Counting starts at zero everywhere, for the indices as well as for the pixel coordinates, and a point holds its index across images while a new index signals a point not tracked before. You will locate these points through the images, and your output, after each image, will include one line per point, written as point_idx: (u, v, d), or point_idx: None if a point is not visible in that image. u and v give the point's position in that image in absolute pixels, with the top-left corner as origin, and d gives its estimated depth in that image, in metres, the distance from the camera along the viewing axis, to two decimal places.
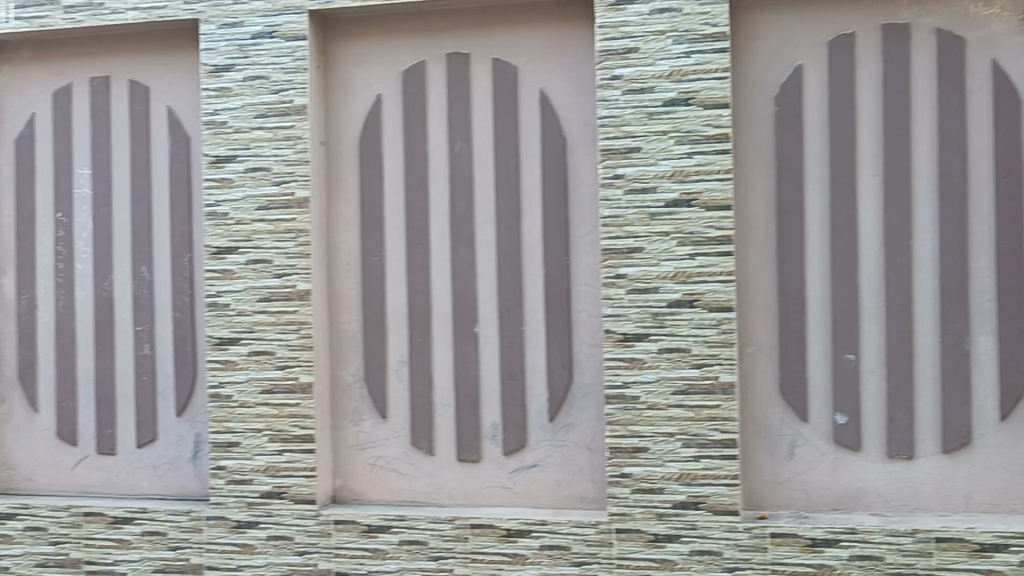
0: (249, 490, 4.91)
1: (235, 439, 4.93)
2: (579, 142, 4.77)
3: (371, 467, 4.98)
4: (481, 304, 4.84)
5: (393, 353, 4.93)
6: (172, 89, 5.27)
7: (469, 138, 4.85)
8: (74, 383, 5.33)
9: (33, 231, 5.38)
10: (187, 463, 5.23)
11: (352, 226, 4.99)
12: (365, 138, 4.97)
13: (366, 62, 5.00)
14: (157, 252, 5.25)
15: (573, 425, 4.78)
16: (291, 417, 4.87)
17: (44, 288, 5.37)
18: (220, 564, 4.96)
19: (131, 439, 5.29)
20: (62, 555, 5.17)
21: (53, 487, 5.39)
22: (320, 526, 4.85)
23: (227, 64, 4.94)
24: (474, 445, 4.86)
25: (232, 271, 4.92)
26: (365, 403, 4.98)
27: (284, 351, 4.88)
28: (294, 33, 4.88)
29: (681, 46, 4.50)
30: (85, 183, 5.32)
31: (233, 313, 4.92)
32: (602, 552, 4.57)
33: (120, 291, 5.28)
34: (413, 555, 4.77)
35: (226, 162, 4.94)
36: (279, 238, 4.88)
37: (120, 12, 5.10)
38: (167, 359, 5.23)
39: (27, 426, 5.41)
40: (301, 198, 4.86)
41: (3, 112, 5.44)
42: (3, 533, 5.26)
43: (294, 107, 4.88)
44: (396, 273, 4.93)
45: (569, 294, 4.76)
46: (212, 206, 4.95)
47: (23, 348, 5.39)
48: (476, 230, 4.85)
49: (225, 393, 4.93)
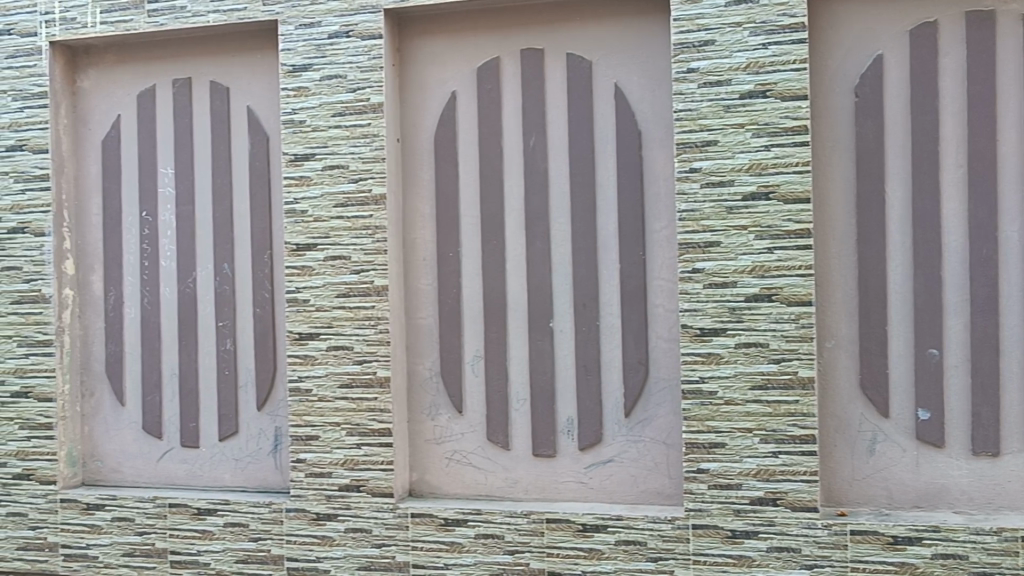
0: (328, 483, 4.99)
1: (314, 432, 5.01)
2: (654, 136, 4.76)
3: (448, 461, 5.02)
4: (556, 299, 4.85)
5: (468, 348, 4.97)
6: (251, 90, 5.38)
7: (544, 133, 4.86)
8: (158, 377, 5.47)
9: (119, 230, 5.54)
10: (268, 455, 5.33)
11: (427, 222, 5.04)
12: (439, 135, 5.02)
13: (440, 59, 5.04)
14: (238, 249, 5.36)
15: (649, 419, 4.76)
16: (369, 411, 4.94)
17: (130, 285, 5.52)
18: (299, 556, 5.04)
19: (214, 433, 5.41)
20: (147, 545, 5.31)
21: (139, 479, 5.54)
22: (398, 518, 4.90)
23: (304, 64, 5.02)
24: (549, 440, 4.87)
25: (310, 267, 5.01)
26: (441, 398, 5.02)
27: (362, 346, 4.95)
28: (370, 33, 4.95)
29: (758, 38, 4.45)
30: (168, 182, 5.46)
31: (312, 308, 5.00)
32: (679, 547, 4.55)
33: (203, 288, 5.40)
34: (489, 549, 4.79)
35: (304, 161, 5.02)
36: (357, 235, 4.95)
37: (201, 15, 5.22)
38: (248, 354, 5.34)
39: (115, 419, 5.58)
40: (378, 195, 4.92)
41: (91, 115, 5.62)
42: (91, 524, 5.41)
43: (371, 105, 4.94)
44: (471, 268, 4.97)
45: (645, 290, 4.75)
46: (291, 204, 5.04)
47: (110, 343, 5.55)
48: (551, 225, 4.86)
49: (305, 387, 5.02)
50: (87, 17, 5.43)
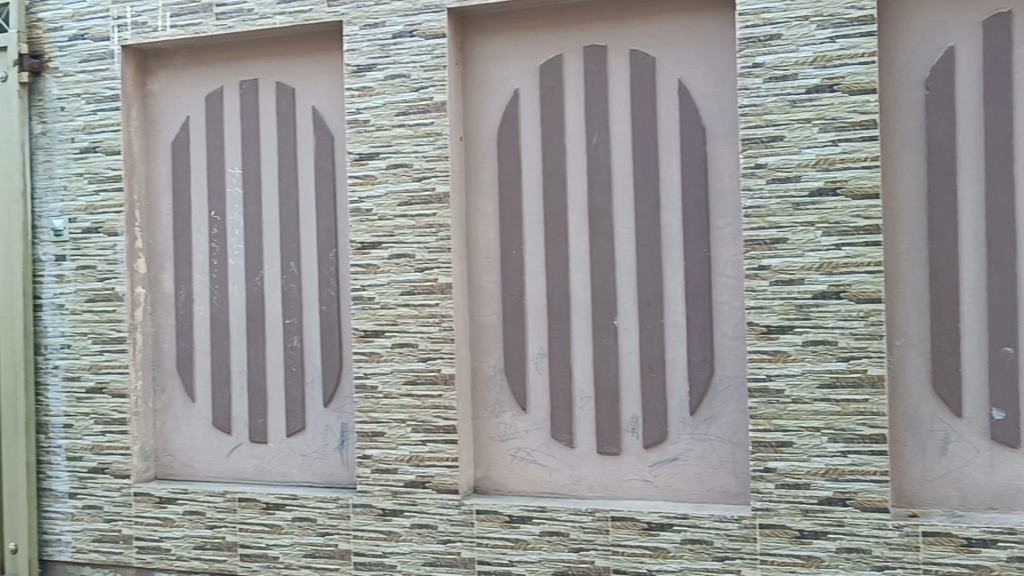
0: (394, 479, 5.04)
1: (380, 429, 5.06)
2: (719, 132, 4.71)
3: (512, 459, 5.04)
4: (620, 296, 4.84)
5: (532, 346, 4.98)
6: (317, 90, 5.44)
7: (607, 130, 4.85)
8: (228, 373, 5.57)
9: (188, 229, 5.65)
10: (334, 451, 5.39)
11: (491, 220, 5.05)
12: (503, 133, 5.02)
13: (503, 58, 5.05)
14: (304, 247, 5.42)
15: (715, 417, 4.72)
16: (434, 408, 4.97)
17: (200, 283, 5.63)
18: (366, 550, 5.10)
19: (282, 428, 5.49)
20: (218, 538, 5.41)
21: (209, 473, 5.65)
22: (463, 515, 4.93)
23: (369, 64, 5.07)
24: (614, 437, 4.86)
25: (375, 266, 5.05)
26: (506, 395, 5.04)
27: (427, 344, 4.98)
28: (434, 32, 4.97)
29: (826, 31, 4.38)
30: (236, 182, 5.55)
31: (377, 306, 5.05)
32: (746, 547, 4.51)
33: (270, 285, 5.48)
34: (554, 546, 4.79)
35: (369, 160, 5.07)
36: (421, 233, 4.98)
37: (268, 17, 5.30)
38: (314, 351, 5.41)
39: (187, 415, 5.69)
40: (441, 194, 4.95)
41: (161, 117, 5.73)
42: (164, 517, 5.52)
43: (434, 104, 4.96)
44: (535, 266, 4.97)
45: (710, 287, 4.71)
46: (356, 203, 5.10)
47: (181, 340, 5.67)
48: (615, 222, 4.84)
49: (371, 384, 5.07)
50: (157, 22, 5.53)
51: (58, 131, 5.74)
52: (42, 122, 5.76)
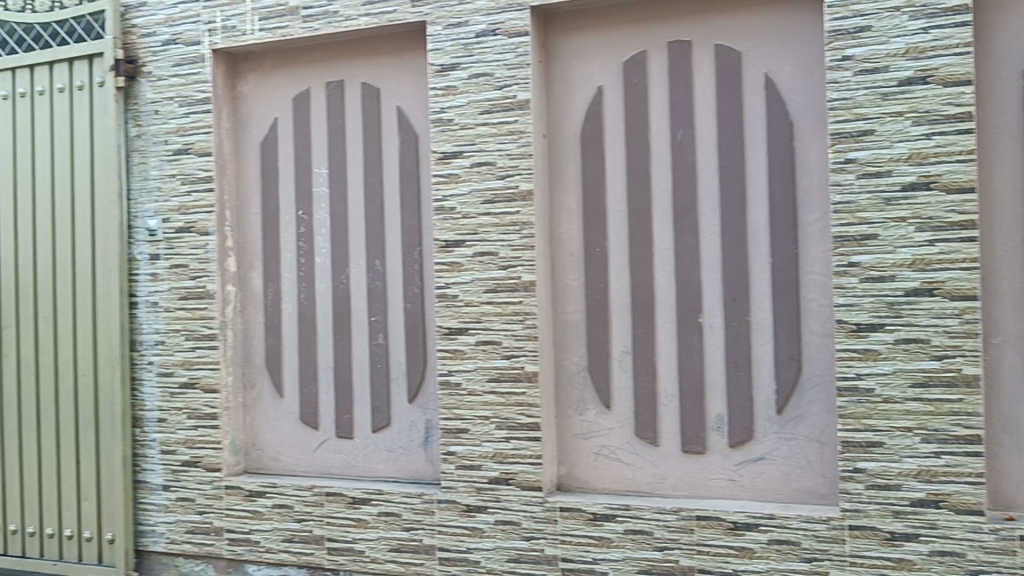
0: (478, 475, 5.07)
1: (464, 425, 5.10)
2: (806, 126, 4.64)
3: (596, 457, 5.03)
4: (705, 294, 4.80)
5: (617, 344, 4.96)
6: (401, 90, 5.50)
7: (692, 126, 4.81)
8: (315, 369, 5.67)
9: (277, 229, 5.77)
10: (419, 447, 5.45)
11: (574, 217, 5.05)
12: (586, 131, 5.02)
13: (587, 55, 5.04)
14: (389, 245, 5.49)
15: (803, 417, 4.65)
16: (518, 405, 4.98)
17: (288, 280, 5.74)
18: (451, 546, 5.14)
19: (368, 424, 5.57)
20: (305, 532, 5.51)
21: (297, 468, 5.75)
22: (547, 512, 4.94)
23: (452, 63, 5.11)
24: (699, 436, 4.82)
25: (459, 264, 5.09)
26: (589, 393, 5.03)
27: (510, 341, 4.99)
28: (517, 30, 4.99)
29: (918, 22, 4.28)
30: (323, 181, 5.65)
31: (461, 304, 5.09)
32: (835, 549, 4.43)
33: (356, 283, 5.56)
34: (638, 545, 4.77)
35: (453, 159, 5.11)
36: (505, 231, 5.00)
37: (353, 19, 5.38)
38: (399, 348, 5.48)
39: (275, 411, 5.81)
40: (525, 191, 4.96)
41: (250, 119, 5.86)
42: (253, 510, 5.64)
43: (518, 102, 4.98)
44: (620, 263, 4.95)
45: (798, 284, 4.64)
46: (440, 201, 5.14)
47: (270, 336, 5.79)
48: (700, 219, 4.80)
49: (455, 380, 5.11)
50: (247, 25, 5.65)
51: (152, 133, 5.90)
52: (137, 125, 5.94)
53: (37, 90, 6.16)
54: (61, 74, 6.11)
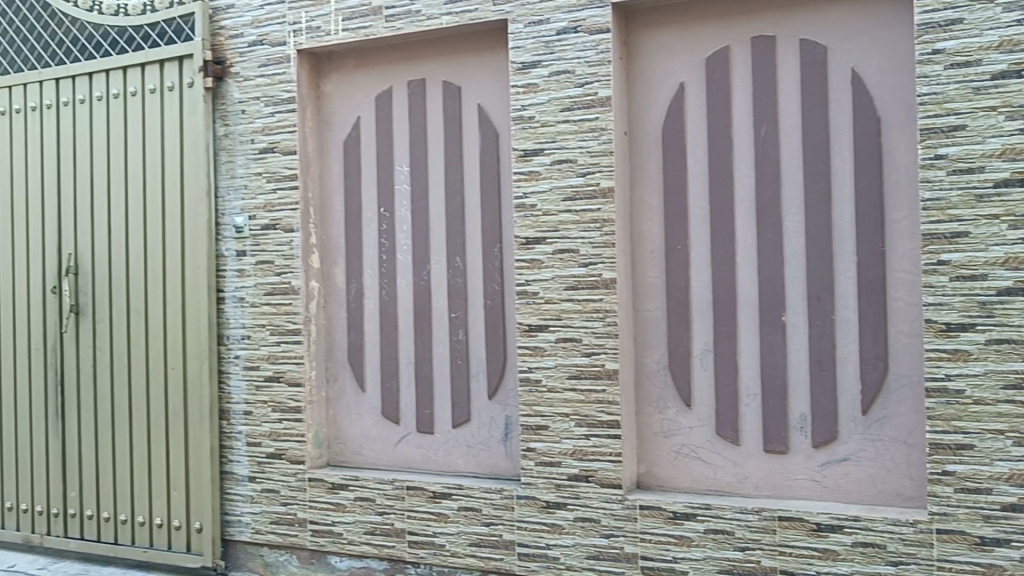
0: (558, 472, 5.09)
1: (544, 422, 5.12)
2: (894, 121, 4.54)
3: (676, 455, 5.01)
4: (788, 292, 4.74)
5: (698, 341, 4.94)
6: (482, 88, 5.53)
7: (776, 123, 4.76)
8: (396, 364, 5.74)
9: (359, 225, 5.85)
10: (499, 443, 5.48)
11: (655, 214, 5.04)
12: (668, 127, 5.00)
13: (670, 51, 5.02)
14: (470, 242, 5.53)
15: (889, 417, 4.56)
16: (598, 403, 4.98)
17: (370, 277, 5.82)
18: (530, 542, 5.16)
19: (448, 420, 5.62)
20: (387, 525, 5.59)
21: (379, 462, 5.84)
22: (626, 510, 4.93)
23: (533, 61, 5.12)
24: (781, 436, 4.77)
25: (539, 261, 5.11)
26: (670, 391, 5.02)
27: (591, 339, 4.99)
28: (598, 27, 4.98)
29: (1013, 14, 4.17)
30: (404, 179, 5.71)
31: (541, 301, 5.10)
32: (922, 552, 4.35)
33: (437, 280, 5.62)
34: (719, 544, 4.73)
35: (533, 156, 5.12)
36: (586, 228, 5.00)
37: (436, 18, 5.43)
38: (479, 345, 5.52)
39: (358, 405, 5.90)
40: (606, 188, 4.95)
41: (334, 118, 5.96)
42: (336, 502, 5.74)
43: (599, 99, 4.97)
44: (701, 261, 4.92)
45: (884, 282, 4.55)
46: (521, 199, 5.16)
47: (352, 331, 5.88)
48: (783, 216, 4.75)
49: (535, 377, 5.13)
50: (331, 25, 5.74)
51: (239, 133, 6.04)
52: (225, 124, 6.08)
53: (129, 91, 6.35)
54: (153, 75, 6.28)
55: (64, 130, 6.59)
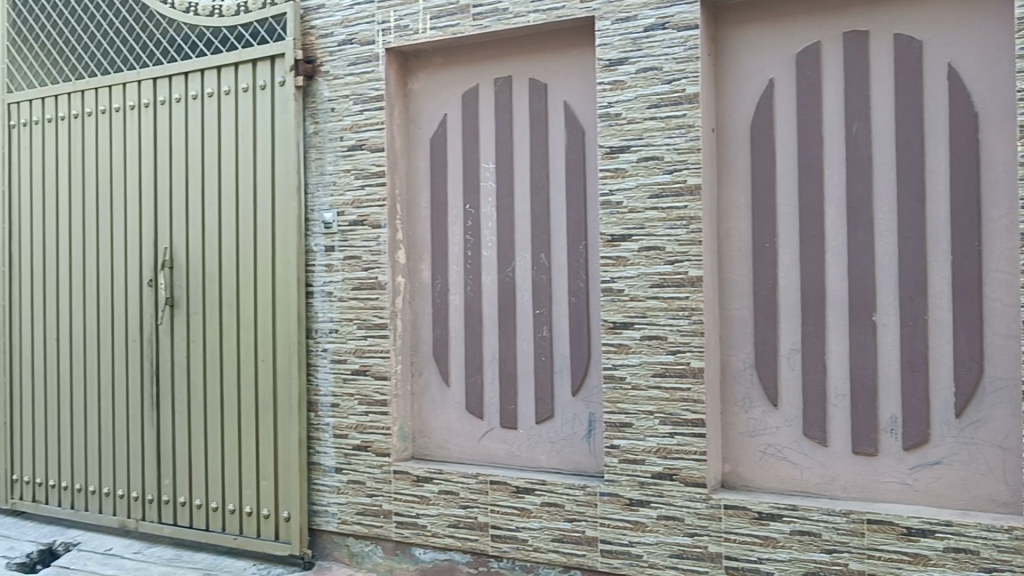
0: (641, 469, 5.08)
1: (628, 420, 5.12)
2: (992, 117, 4.43)
3: (762, 455, 4.97)
4: (880, 291, 4.66)
5: (786, 340, 4.89)
6: (569, 86, 5.54)
7: (868, 119, 4.68)
8: (481, 359, 5.80)
9: (446, 222, 5.92)
10: (582, 439, 5.49)
11: (743, 212, 5.00)
12: (756, 124, 4.96)
13: (759, 47, 4.97)
14: (555, 239, 5.55)
15: (984, 420, 4.46)
16: (682, 401, 4.96)
17: (455, 273, 5.89)
18: (613, 539, 5.17)
19: (531, 415, 5.65)
20: (470, 518, 5.64)
21: (463, 456, 5.90)
22: (711, 509, 4.90)
23: (620, 58, 5.12)
24: (871, 437, 4.68)
25: (625, 258, 5.10)
26: (756, 390, 4.98)
27: (676, 337, 4.97)
28: (686, 23, 4.95)
29: None
30: (490, 176, 5.76)
31: (626, 298, 5.10)
32: (1017, 560, 4.25)
33: (522, 276, 5.65)
34: (806, 546, 4.67)
35: (620, 153, 5.12)
36: (672, 226, 4.98)
37: (523, 16, 5.45)
38: (564, 342, 5.53)
39: (442, 399, 5.98)
40: (693, 185, 4.92)
41: (422, 115, 6.05)
42: (421, 495, 5.81)
43: (687, 96, 4.94)
44: (789, 259, 4.87)
45: (980, 282, 4.44)
46: (607, 196, 5.16)
47: (438, 326, 5.95)
48: (875, 214, 4.67)
49: (619, 375, 5.13)
50: (419, 24, 5.81)
51: (328, 131, 6.15)
52: (315, 123, 6.20)
53: (224, 90, 6.52)
54: (246, 75, 6.44)
55: (160, 128, 6.79)
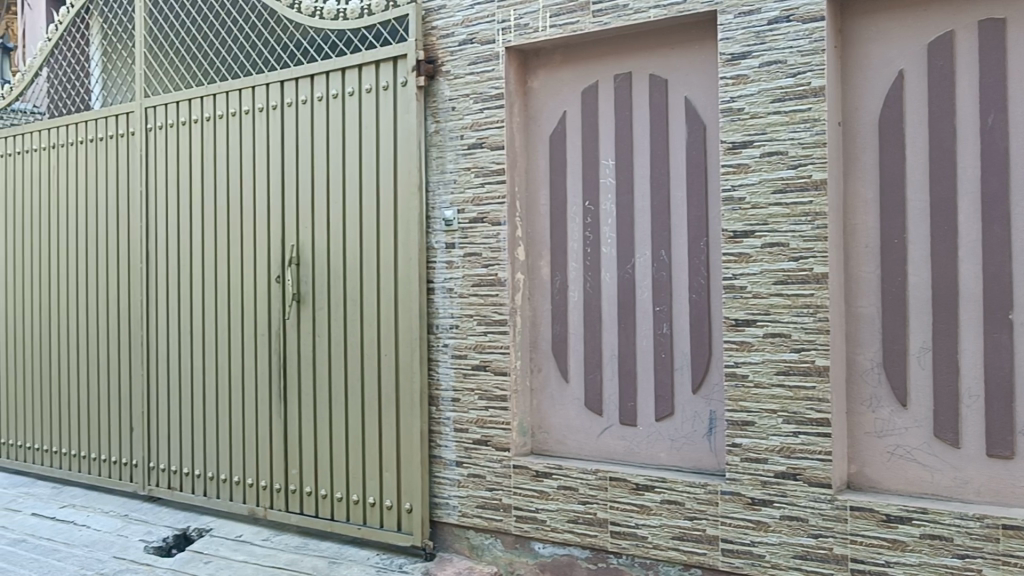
0: (764, 469, 5.02)
1: (751, 418, 5.06)
2: None
3: (889, 456, 4.85)
4: (1017, 288, 4.49)
5: (915, 338, 4.76)
6: (690, 81, 5.50)
7: (1004, 111, 4.51)
8: (600, 355, 5.82)
9: (564, 219, 5.95)
10: (702, 437, 5.44)
11: (871, 207, 4.89)
12: (884, 118, 4.85)
13: (888, 39, 4.85)
14: (675, 236, 5.52)
15: None
16: (807, 400, 4.88)
17: (574, 270, 5.92)
18: (734, 538, 5.12)
19: (651, 412, 5.63)
20: (589, 514, 5.66)
21: (582, 452, 5.92)
22: (836, 510, 4.80)
23: (743, 52, 5.06)
24: (1006, 439, 4.52)
25: (748, 255, 5.05)
26: (883, 390, 4.86)
27: (800, 334, 4.89)
28: (811, 15, 4.85)
29: None
30: (610, 173, 5.77)
31: (749, 295, 5.05)
32: None
33: (642, 273, 5.64)
34: (936, 550, 4.53)
35: (742, 148, 5.06)
36: (796, 221, 4.89)
37: (643, 11, 5.43)
38: (684, 339, 5.50)
39: (561, 395, 6.02)
40: (818, 181, 4.82)
41: (541, 113, 6.09)
42: (540, 489, 5.86)
43: (812, 89, 4.84)
44: (920, 255, 4.74)
45: None
46: (729, 191, 5.11)
47: (557, 322, 5.99)
48: (1012, 209, 4.50)
49: (742, 372, 5.09)
50: (538, 23, 5.84)
51: (448, 129, 6.23)
52: (435, 121, 6.29)
53: (348, 91, 6.69)
54: (369, 76, 6.60)
55: (287, 129, 7.02)
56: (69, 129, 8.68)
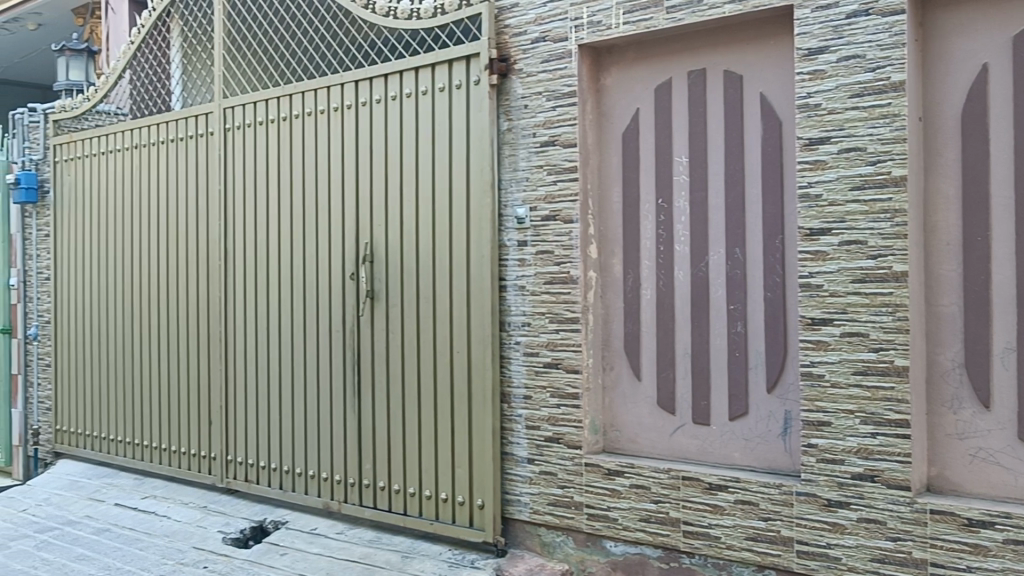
0: (840, 470, 4.94)
1: (827, 418, 4.99)
2: None
3: (972, 458, 4.74)
4: None
5: (999, 338, 4.65)
6: (766, 77, 5.43)
7: None
8: (673, 354, 5.78)
9: (637, 217, 5.93)
10: (777, 437, 5.38)
11: (953, 203, 4.78)
12: (968, 112, 4.73)
13: (972, 31, 4.74)
14: (750, 234, 5.46)
15: None
16: (885, 400, 4.78)
17: (647, 268, 5.89)
18: (810, 539, 5.05)
19: (725, 411, 5.58)
20: (662, 513, 5.63)
21: (654, 450, 5.89)
22: (915, 513, 4.70)
23: (821, 46, 4.98)
24: None
25: (825, 253, 4.97)
26: (966, 391, 4.75)
27: (878, 333, 4.80)
28: (892, 8, 4.75)
29: None
30: (683, 170, 5.73)
31: (826, 294, 4.97)
32: None
33: (716, 271, 5.59)
34: (1020, 556, 4.42)
35: (820, 145, 4.99)
36: (875, 219, 4.80)
37: (719, 7, 5.37)
38: (759, 337, 5.44)
39: (634, 393, 5.99)
40: (898, 177, 4.73)
41: (614, 110, 6.07)
42: (611, 488, 5.85)
43: (892, 84, 4.74)
44: (1004, 253, 4.62)
45: None
46: (806, 188, 5.05)
47: (629, 320, 5.97)
48: None
49: (818, 372, 5.02)
50: (612, 19, 5.82)
51: (520, 127, 6.24)
52: (508, 119, 6.31)
53: (421, 90, 6.76)
54: (442, 75, 6.65)
55: (362, 128, 7.12)
56: (150, 129, 8.90)
